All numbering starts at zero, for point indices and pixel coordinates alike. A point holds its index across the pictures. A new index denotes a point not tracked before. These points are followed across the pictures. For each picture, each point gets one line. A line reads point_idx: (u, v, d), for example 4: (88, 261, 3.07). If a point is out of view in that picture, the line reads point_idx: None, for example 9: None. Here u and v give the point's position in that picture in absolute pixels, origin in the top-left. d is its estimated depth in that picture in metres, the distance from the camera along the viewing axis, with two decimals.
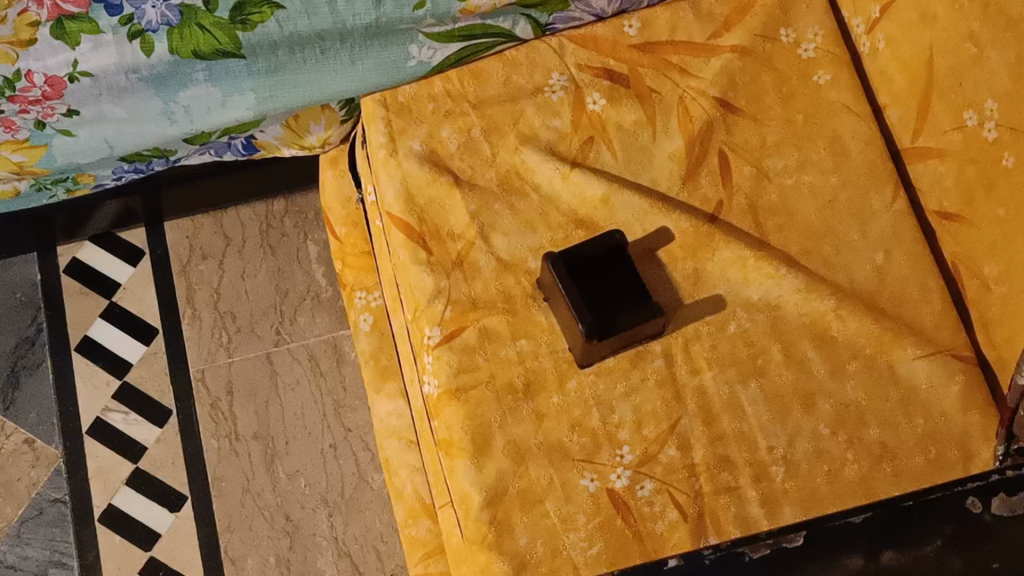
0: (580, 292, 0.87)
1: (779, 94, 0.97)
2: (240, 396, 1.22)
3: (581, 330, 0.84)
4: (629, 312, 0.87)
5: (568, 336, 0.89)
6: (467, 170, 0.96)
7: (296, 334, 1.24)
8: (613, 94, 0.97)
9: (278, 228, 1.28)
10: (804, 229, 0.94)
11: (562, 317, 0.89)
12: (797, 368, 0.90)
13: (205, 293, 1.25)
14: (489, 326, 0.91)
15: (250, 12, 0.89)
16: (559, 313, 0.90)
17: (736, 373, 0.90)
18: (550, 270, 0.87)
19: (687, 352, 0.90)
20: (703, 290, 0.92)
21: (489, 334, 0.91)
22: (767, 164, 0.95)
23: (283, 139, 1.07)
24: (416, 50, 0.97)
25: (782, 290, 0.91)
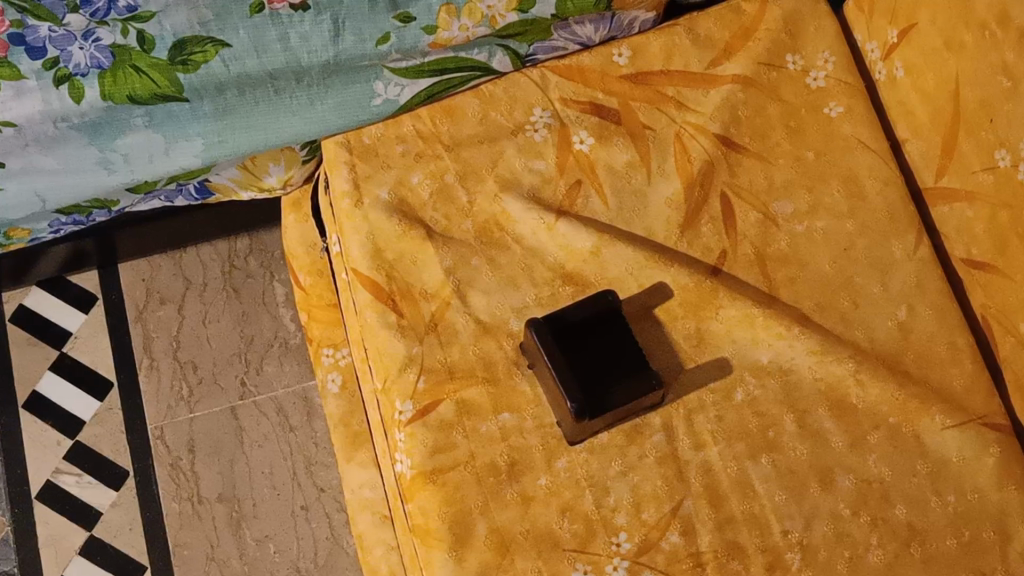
0: (569, 363, 0.78)
1: (786, 129, 0.88)
2: (203, 455, 1.12)
3: (570, 410, 0.75)
4: (624, 385, 0.77)
5: (556, 410, 0.80)
6: (441, 221, 0.86)
7: (263, 384, 1.14)
8: (603, 132, 0.88)
9: (242, 269, 1.18)
10: (818, 281, 0.84)
11: (549, 389, 0.80)
12: (813, 440, 0.80)
13: (163, 341, 1.16)
14: (468, 398, 0.81)
15: (192, 52, 0.80)
16: (545, 384, 0.80)
17: (745, 448, 0.80)
18: (535, 340, 0.78)
19: (689, 423, 0.80)
20: (706, 352, 0.82)
21: (468, 406, 0.81)
22: (775, 208, 0.86)
23: (239, 181, 0.97)
24: (382, 87, 0.87)
25: (794, 352, 0.82)
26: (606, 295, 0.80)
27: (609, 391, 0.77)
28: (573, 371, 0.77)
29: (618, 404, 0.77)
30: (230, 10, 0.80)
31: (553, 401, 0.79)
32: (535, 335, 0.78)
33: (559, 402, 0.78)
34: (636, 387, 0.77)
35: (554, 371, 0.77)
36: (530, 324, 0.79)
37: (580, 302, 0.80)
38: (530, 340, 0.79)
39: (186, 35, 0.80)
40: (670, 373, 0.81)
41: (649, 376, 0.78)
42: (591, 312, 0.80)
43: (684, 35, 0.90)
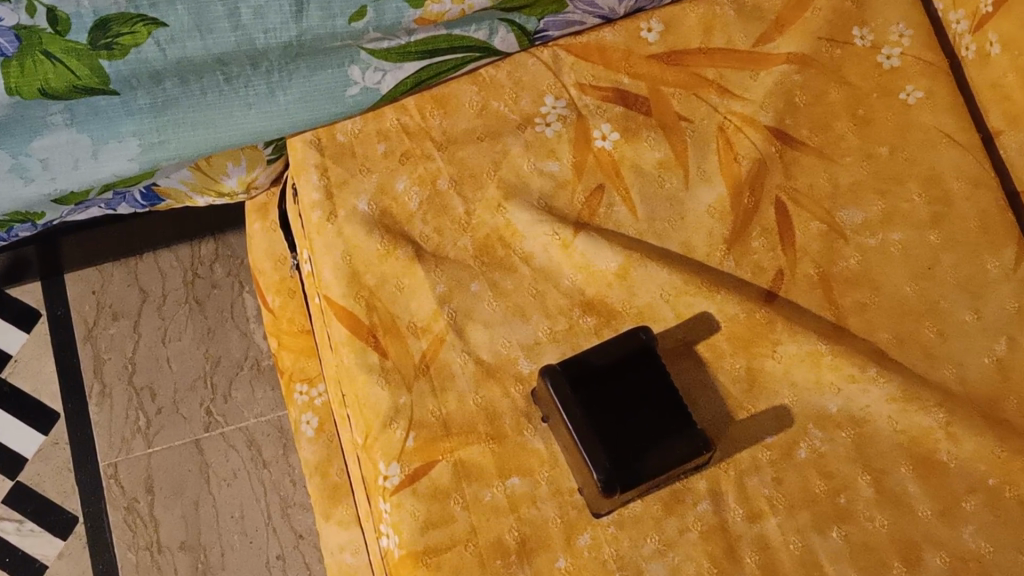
0: (593, 420, 0.63)
1: (853, 118, 0.72)
2: (163, 496, 0.97)
3: (598, 484, 0.60)
4: (663, 445, 0.62)
5: (579, 478, 0.65)
6: (432, 236, 0.70)
7: (231, 413, 0.99)
8: (629, 125, 0.72)
9: (207, 278, 1.03)
10: (896, 307, 0.68)
11: (569, 452, 0.64)
12: (894, 508, 0.65)
13: (117, 363, 1.00)
14: (469, 458, 0.66)
15: (118, 33, 0.64)
16: (564, 446, 0.65)
17: (810, 517, 0.65)
18: (551, 394, 0.63)
19: (740, 488, 0.65)
20: (760, 399, 0.67)
21: (466, 469, 0.65)
22: (841, 217, 0.70)
23: (193, 185, 0.81)
24: (359, 72, 0.71)
25: (869, 398, 0.66)
26: (638, 334, 0.65)
27: (644, 454, 0.62)
28: (599, 430, 0.62)
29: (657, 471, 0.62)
30: None
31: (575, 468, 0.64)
32: (551, 388, 0.63)
33: (582, 469, 0.63)
34: (679, 449, 0.62)
35: (575, 433, 0.62)
36: (544, 374, 0.64)
37: (604, 344, 0.65)
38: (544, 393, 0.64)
39: (110, 12, 0.64)
40: (718, 430, 0.66)
41: (693, 435, 0.63)
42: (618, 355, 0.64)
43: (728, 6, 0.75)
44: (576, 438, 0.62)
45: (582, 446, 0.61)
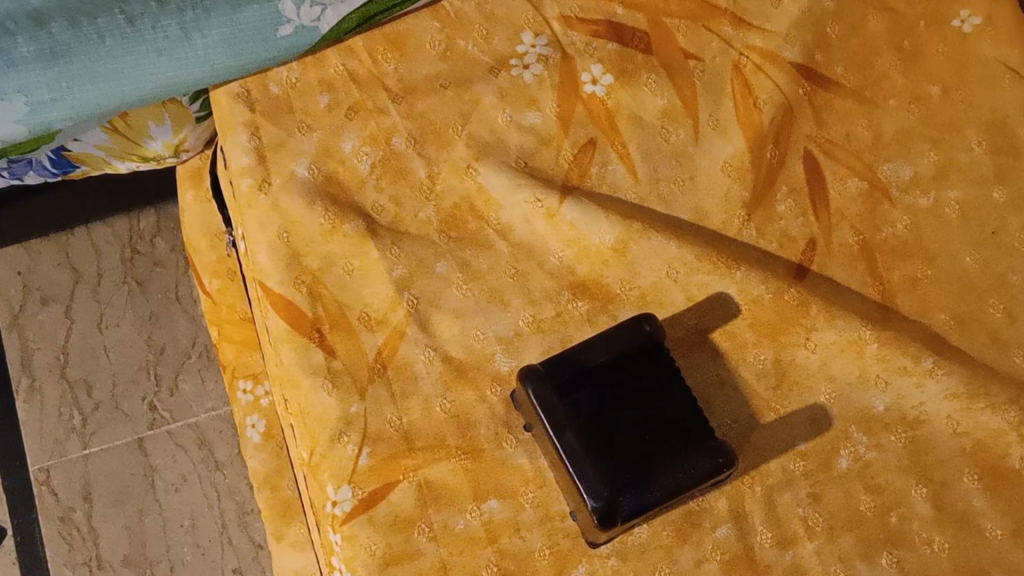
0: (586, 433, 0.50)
1: (898, 53, 0.60)
2: (102, 504, 0.85)
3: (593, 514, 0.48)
4: (672, 464, 0.50)
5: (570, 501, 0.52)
6: (388, 207, 0.58)
7: (179, 408, 0.87)
8: (626, 66, 0.59)
9: (147, 254, 0.90)
10: (955, 282, 0.56)
11: (558, 470, 0.52)
12: (958, 528, 0.53)
13: (47, 354, 0.88)
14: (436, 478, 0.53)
15: None
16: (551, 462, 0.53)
17: (856, 542, 0.53)
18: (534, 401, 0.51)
19: (769, 507, 0.53)
20: (791, 398, 0.55)
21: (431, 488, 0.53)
22: (885, 172, 0.58)
23: (111, 150, 0.68)
24: (293, 7, 0.57)
25: (925, 394, 0.54)
26: (641, 325, 0.53)
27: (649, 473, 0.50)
28: (593, 445, 0.50)
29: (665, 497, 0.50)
30: None
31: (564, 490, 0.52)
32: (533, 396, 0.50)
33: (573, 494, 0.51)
34: (692, 468, 0.50)
35: (564, 450, 0.50)
36: (524, 378, 0.51)
37: (598, 337, 0.52)
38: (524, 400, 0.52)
39: None
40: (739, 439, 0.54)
41: (708, 449, 0.51)
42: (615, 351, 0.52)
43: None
44: (565, 457, 0.49)
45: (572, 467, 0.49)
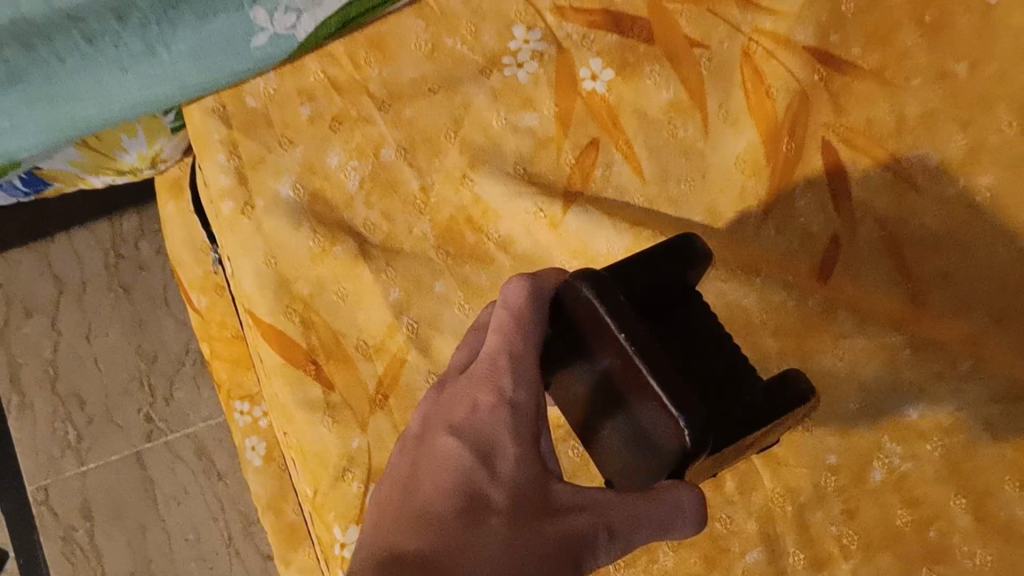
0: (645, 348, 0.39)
1: (921, 24, 0.53)
2: (104, 521, 0.82)
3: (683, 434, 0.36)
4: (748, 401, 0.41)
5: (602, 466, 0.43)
6: (380, 224, 0.54)
7: (175, 418, 0.84)
8: (626, 59, 0.55)
9: (131, 258, 0.86)
10: (992, 274, 0.51)
11: (594, 417, 0.41)
12: (1007, 542, 0.48)
13: (36, 368, 0.85)
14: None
15: None
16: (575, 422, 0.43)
17: (894, 561, 0.49)
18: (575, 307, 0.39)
19: (802, 528, 0.51)
20: (817, 409, 0.52)
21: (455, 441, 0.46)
22: (910, 160, 0.53)
23: (83, 164, 0.65)
24: (266, 16, 0.53)
25: (962, 400, 0.50)
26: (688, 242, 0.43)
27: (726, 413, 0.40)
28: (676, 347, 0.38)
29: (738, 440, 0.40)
30: None
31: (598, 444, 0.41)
32: (592, 295, 0.38)
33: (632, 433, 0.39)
34: (777, 402, 0.41)
35: (645, 367, 0.36)
36: (569, 285, 0.39)
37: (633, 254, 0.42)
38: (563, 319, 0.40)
39: None
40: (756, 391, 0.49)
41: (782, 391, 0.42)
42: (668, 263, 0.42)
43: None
44: (643, 371, 0.36)
45: (658, 381, 0.36)
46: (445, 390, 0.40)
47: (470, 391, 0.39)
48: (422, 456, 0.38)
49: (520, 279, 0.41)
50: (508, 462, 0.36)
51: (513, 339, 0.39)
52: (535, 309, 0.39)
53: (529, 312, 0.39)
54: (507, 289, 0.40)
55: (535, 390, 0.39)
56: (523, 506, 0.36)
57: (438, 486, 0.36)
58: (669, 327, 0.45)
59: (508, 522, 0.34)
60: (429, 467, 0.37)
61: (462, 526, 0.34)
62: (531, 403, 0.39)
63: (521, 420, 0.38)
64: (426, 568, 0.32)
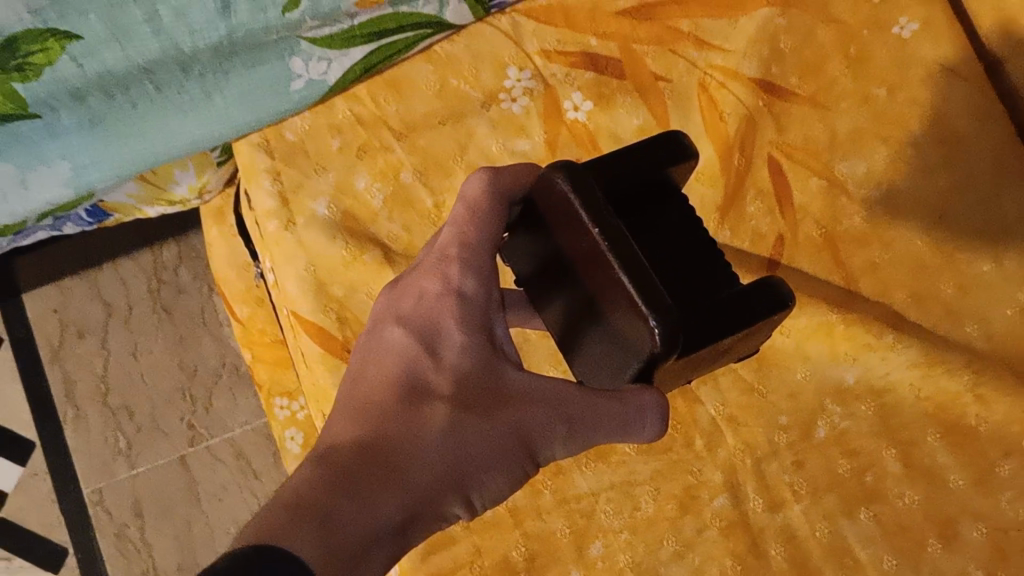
0: None
1: (846, 59, 0.66)
2: (153, 518, 0.92)
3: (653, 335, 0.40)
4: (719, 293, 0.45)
5: (571, 363, 0.48)
6: (401, 235, 0.65)
7: (215, 425, 0.94)
8: (603, 91, 0.66)
9: (172, 283, 0.97)
10: (910, 262, 0.63)
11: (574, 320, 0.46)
12: (927, 481, 0.60)
13: (88, 384, 0.95)
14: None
15: (28, 52, 0.56)
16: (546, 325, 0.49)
17: (838, 501, 0.60)
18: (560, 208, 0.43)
19: (760, 478, 0.61)
20: (771, 377, 0.62)
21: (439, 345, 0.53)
22: (841, 170, 0.64)
23: (140, 196, 0.75)
24: (302, 64, 0.64)
25: (889, 365, 0.61)
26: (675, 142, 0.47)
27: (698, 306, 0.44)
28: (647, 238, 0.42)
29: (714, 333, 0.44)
30: None
31: (576, 345, 0.47)
32: (568, 187, 0.42)
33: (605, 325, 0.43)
34: (752, 303, 0.44)
35: (616, 259, 0.40)
36: (547, 179, 0.44)
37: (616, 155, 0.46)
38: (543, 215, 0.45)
39: (16, 30, 0.55)
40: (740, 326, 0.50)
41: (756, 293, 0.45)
42: (649, 164, 0.47)
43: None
44: (615, 265, 0.40)
45: (630, 281, 0.40)
46: (411, 272, 0.51)
47: (427, 283, 0.50)
48: (383, 342, 0.50)
49: (479, 175, 0.50)
50: (456, 347, 0.48)
51: (462, 233, 0.49)
52: (490, 200, 0.48)
53: (478, 206, 0.49)
54: (469, 184, 0.49)
55: (481, 277, 0.49)
56: (462, 386, 0.47)
57: (389, 376, 0.48)
58: (652, 238, 0.47)
59: (450, 403, 0.46)
60: (387, 354, 0.49)
61: (405, 411, 0.46)
62: (479, 293, 0.49)
63: (470, 308, 0.49)
64: (370, 446, 0.44)
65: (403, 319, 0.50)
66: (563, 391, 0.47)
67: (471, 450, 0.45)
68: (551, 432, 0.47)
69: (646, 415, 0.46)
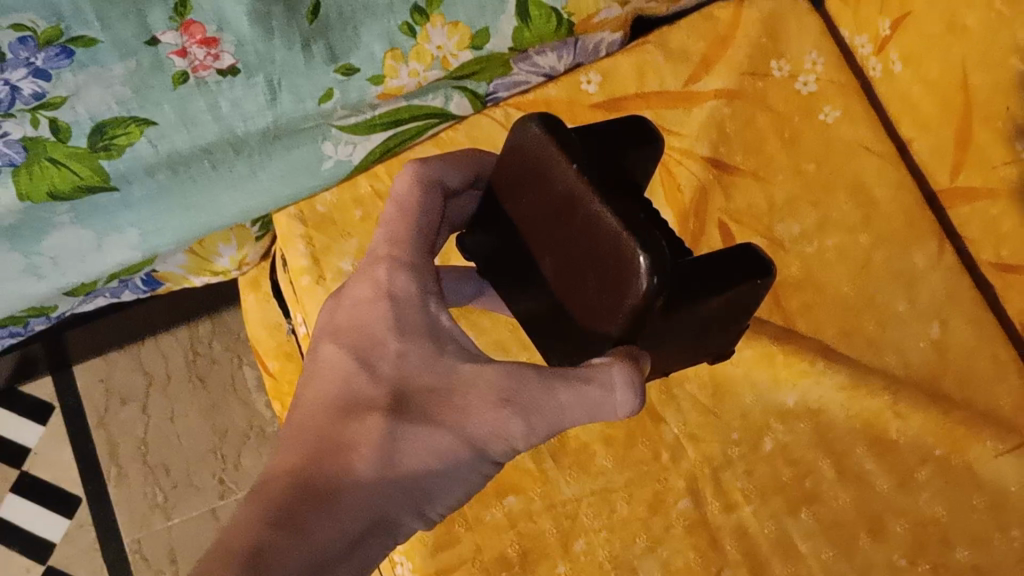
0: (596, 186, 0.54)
1: (781, 140, 0.80)
2: (186, 564, 1.02)
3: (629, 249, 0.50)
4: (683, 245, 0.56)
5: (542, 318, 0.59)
6: None
7: (243, 480, 1.05)
8: None
9: (206, 355, 1.10)
10: (838, 304, 0.76)
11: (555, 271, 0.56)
12: (856, 485, 0.71)
13: (130, 445, 1.07)
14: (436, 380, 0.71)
15: (114, 136, 0.70)
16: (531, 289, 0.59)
17: (782, 502, 0.71)
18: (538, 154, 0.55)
19: (717, 483, 0.72)
20: (725, 401, 0.74)
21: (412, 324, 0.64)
22: (779, 231, 0.78)
23: (188, 267, 0.88)
24: (332, 148, 0.78)
25: (822, 388, 0.74)
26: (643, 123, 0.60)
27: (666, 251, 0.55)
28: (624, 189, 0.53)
29: (690, 290, 0.54)
30: (151, 84, 0.69)
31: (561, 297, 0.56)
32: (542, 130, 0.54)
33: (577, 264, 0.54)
34: (731, 270, 0.55)
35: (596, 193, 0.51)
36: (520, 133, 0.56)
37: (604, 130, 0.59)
38: (529, 177, 0.56)
39: (106, 118, 0.69)
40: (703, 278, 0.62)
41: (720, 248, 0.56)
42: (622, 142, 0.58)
43: (622, 4, 0.79)
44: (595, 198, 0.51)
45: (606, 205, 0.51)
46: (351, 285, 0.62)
47: (363, 289, 0.60)
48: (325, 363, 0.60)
49: (409, 169, 0.62)
50: (395, 351, 0.58)
51: (392, 232, 0.60)
52: (416, 178, 0.60)
53: (410, 198, 0.60)
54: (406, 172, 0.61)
55: (411, 276, 0.59)
56: (390, 397, 0.57)
57: (328, 400, 0.58)
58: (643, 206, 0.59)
59: (381, 417, 0.55)
60: (327, 376, 0.59)
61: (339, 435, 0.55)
62: (411, 289, 0.59)
63: (406, 310, 0.59)
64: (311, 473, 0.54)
65: (341, 342, 0.60)
66: (514, 374, 0.57)
67: (418, 452, 0.55)
68: (500, 426, 0.55)
69: (615, 391, 0.54)
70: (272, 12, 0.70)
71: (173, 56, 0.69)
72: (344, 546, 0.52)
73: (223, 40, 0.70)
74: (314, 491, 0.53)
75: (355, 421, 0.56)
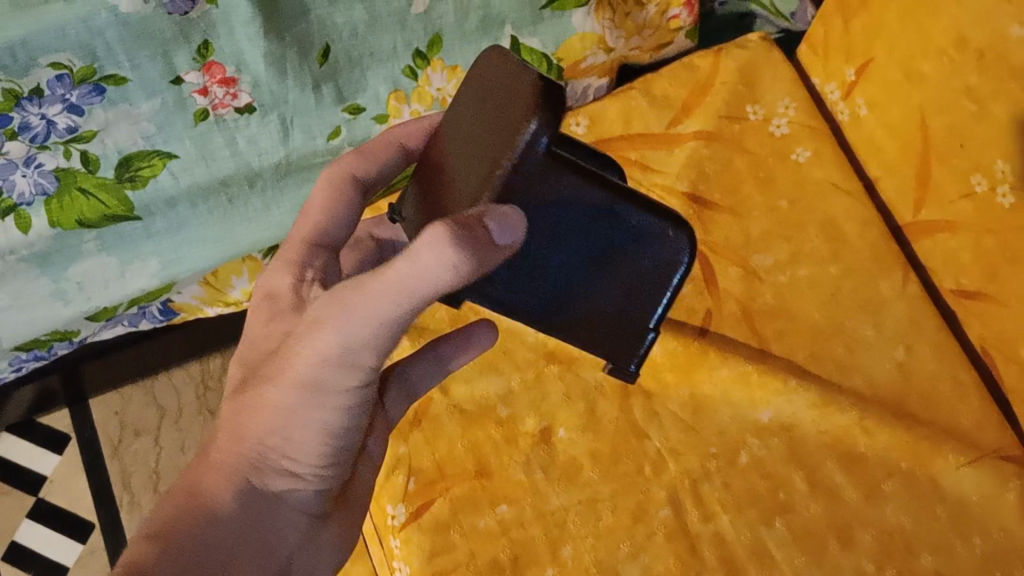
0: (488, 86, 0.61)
1: (756, 179, 0.86)
2: None
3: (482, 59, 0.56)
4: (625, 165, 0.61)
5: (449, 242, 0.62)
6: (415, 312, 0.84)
7: None
8: None
9: (217, 388, 1.16)
10: (809, 331, 0.81)
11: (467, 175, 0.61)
12: (827, 497, 0.76)
13: (143, 474, 1.12)
14: (408, 395, 0.77)
15: (139, 167, 0.76)
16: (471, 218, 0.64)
17: (757, 512, 0.76)
18: None
19: (696, 494, 0.77)
20: (705, 418, 0.79)
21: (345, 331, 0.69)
22: (754, 262, 0.83)
23: (203, 298, 0.93)
24: None
25: (794, 406, 0.79)
26: None
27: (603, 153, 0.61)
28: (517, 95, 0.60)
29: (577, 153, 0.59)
30: (174, 120, 0.76)
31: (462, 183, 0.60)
32: None
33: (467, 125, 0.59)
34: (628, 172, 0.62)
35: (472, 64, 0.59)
36: None
37: None
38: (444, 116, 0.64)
39: (132, 150, 0.76)
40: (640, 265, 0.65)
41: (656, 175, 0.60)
42: None
43: (607, 51, 0.88)
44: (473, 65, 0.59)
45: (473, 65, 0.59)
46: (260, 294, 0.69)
47: (259, 292, 0.67)
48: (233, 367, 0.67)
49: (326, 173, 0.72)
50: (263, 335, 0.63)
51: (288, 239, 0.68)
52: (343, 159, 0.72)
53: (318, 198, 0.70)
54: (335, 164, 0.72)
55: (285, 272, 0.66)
56: (252, 379, 0.62)
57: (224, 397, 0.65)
58: None
59: (241, 397, 0.62)
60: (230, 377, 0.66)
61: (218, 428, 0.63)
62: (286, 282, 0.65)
63: (278, 297, 0.64)
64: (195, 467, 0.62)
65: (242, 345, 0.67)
66: (334, 293, 0.57)
67: (261, 428, 0.60)
68: (311, 357, 0.57)
69: (420, 259, 0.51)
70: (287, 56, 0.76)
71: (196, 94, 0.75)
72: (221, 540, 0.59)
73: (241, 80, 0.76)
74: (187, 485, 0.60)
75: (226, 417, 0.62)
